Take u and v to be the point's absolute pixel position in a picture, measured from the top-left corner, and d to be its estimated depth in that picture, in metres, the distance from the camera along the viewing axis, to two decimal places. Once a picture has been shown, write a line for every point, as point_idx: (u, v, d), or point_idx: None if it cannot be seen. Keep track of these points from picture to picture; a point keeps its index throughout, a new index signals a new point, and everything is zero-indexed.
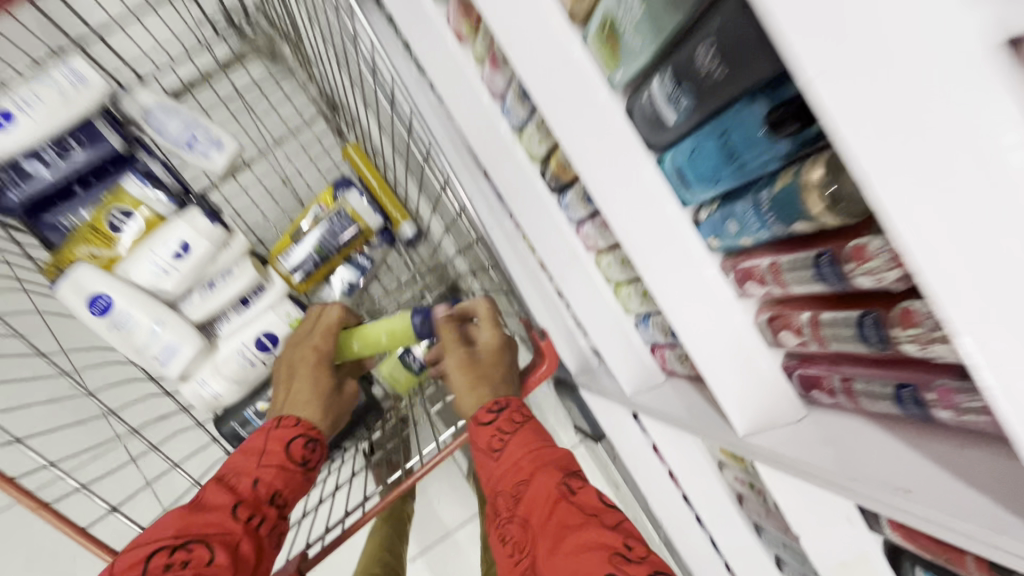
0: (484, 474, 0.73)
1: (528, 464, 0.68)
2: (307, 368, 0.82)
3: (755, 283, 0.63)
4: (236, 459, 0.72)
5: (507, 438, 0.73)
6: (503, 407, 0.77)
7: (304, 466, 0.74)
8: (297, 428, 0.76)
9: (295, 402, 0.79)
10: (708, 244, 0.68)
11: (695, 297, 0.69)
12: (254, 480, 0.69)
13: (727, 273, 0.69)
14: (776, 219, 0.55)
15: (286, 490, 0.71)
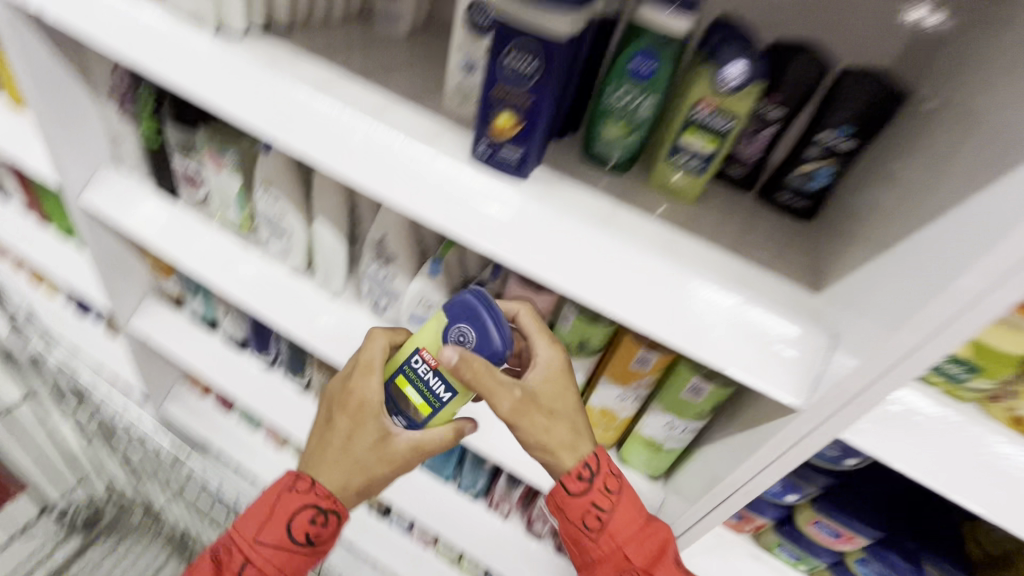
0: (573, 541, 0.68)
1: (630, 548, 0.65)
2: (342, 429, 0.69)
3: (501, 503, 1.05)
4: (241, 524, 0.70)
5: (610, 520, 0.65)
6: (597, 472, 0.65)
7: (308, 545, 0.71)
8: (305, 507, 0.69)
9: (331, 467, 0.69)
10: (469, 496, 1.09)
11: (484, 532, 1.06)
12: (248, 559, 0.69)
13: (489, 508, 1.08)
14: (481, 464, 1.01)
15: (281, 568, 0.70)
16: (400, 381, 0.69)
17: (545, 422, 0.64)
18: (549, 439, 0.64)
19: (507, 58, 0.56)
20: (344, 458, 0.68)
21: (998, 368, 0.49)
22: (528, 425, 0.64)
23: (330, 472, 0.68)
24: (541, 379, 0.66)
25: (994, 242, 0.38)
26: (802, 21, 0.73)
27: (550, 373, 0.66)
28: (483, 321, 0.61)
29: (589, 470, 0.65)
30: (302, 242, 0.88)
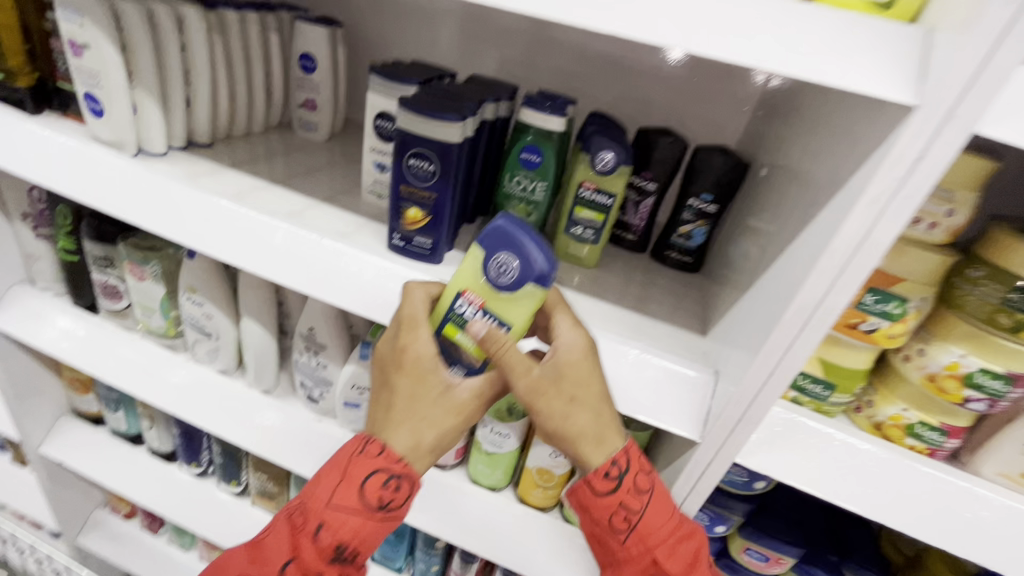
0: (598, 541, 0.65)
1: (660, 553, 0.60)
2: (405, 386, 0.58)
3: None
4: (316, 483, 0.60)
5: (640, 525, 0.60)
6: (626, 471, 0.60)
7: (381, 513, 0.59)
8: (379, 471, 0.58)
9: (396, 427, 0.59)
10: None
11: None
12: (321, 521, 0.58)
13: None
14: (431, 546, 0.99)
15: (355, 542, 0.59)
16: (449, 329, 0.58)
17: (565, 408, 0.57)
18: (575, 425, 0.58)
19: (412, 161, 0.64)
20: (407, 418, 0.59)
21: (845, 382, 0.57)
22: (548, 410, 0.56)
23: (399, 434, 0.58)
24: (573, 360, 0.57)
25: (804, 280, 0.46)
26: (661, 111, 0.88)
27: (574, 354, 0.57)
28: (531, 250, 0.52)
29: (619, 469, 0.59)
30: (230, 341, 0.88)
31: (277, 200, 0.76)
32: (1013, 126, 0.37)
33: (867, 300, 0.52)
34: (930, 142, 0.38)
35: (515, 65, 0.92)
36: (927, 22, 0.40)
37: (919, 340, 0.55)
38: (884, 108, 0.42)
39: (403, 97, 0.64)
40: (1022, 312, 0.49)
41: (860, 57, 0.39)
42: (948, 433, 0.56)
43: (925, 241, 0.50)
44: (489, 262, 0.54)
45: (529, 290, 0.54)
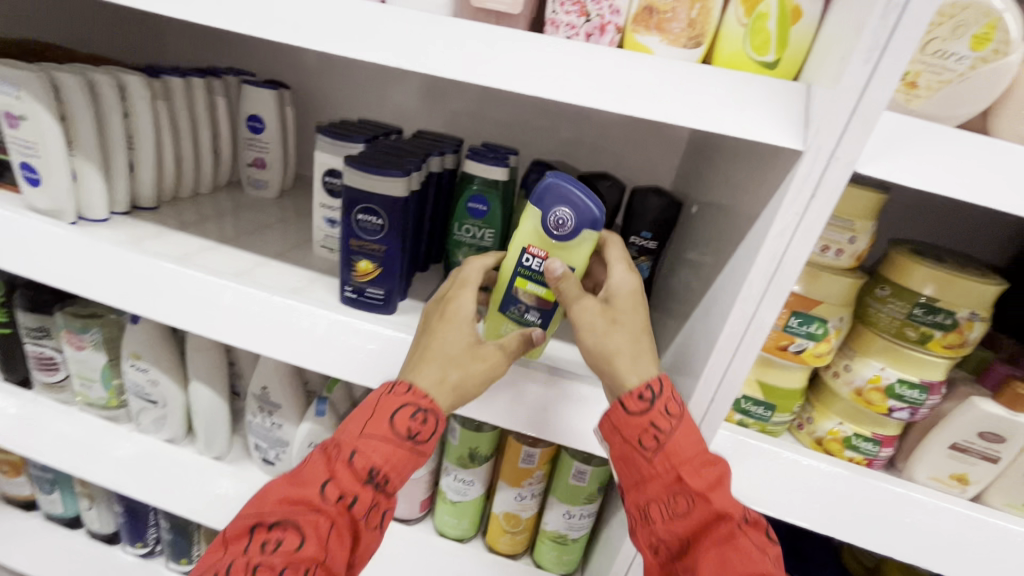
0: (622, 465, 0.56)
1: (689, 473, 0.53)
2: (443, 327, 0.57)
3: None
4: (348, 417, 0.57)
5: (668, 441, 0.53)
6: (657, 394, 0.54)
7: (412, 444, 0.55)
8: (408, 404, 0.55)
9: (427, 362, 0.56)
10: None
11: None
12: (353, 448, 0.54)
13: None
14: None
15: (387, 472, 0.55)
16: (518, 283, 0.60)
17: (607, 326, 0.55)
18: (615, 346, 0.54)
19: (360, 216, 0.66)
20: (440, 356, 0.56)
21: (784, 402, 0.61)
22: (591, 329, 0.55)
23: (430, 371, 0.55)
24: (623, 291, 0.57)
25: (729, 309, 0.49)
26: (599, 157, 0.93)
27: (625, 286, 0.57)
28: (587, 201, 0.56)
29: (648, 391, 0.54)
30: (179, 407, 0.85)
31: (226, 260, 0.76)
32: (887, 164, 0.42)
33: (792, 323, 0.56)
34: (821, 178, 0.43)
35: (459, 121, 0.97)
36: (807, 79, 0.46)
37: (844, 356, 0.59)
38: (782, 153, 0.48)
39: (349, 156, 0.66)
40: (925, 325, 0.54)
41: (752, 112, 0.44)
42: (881, 443, 0.59)
43: (834, 266, 0.55)
44: (544, 217, 0.57)
45: (587, 236, 0.57)
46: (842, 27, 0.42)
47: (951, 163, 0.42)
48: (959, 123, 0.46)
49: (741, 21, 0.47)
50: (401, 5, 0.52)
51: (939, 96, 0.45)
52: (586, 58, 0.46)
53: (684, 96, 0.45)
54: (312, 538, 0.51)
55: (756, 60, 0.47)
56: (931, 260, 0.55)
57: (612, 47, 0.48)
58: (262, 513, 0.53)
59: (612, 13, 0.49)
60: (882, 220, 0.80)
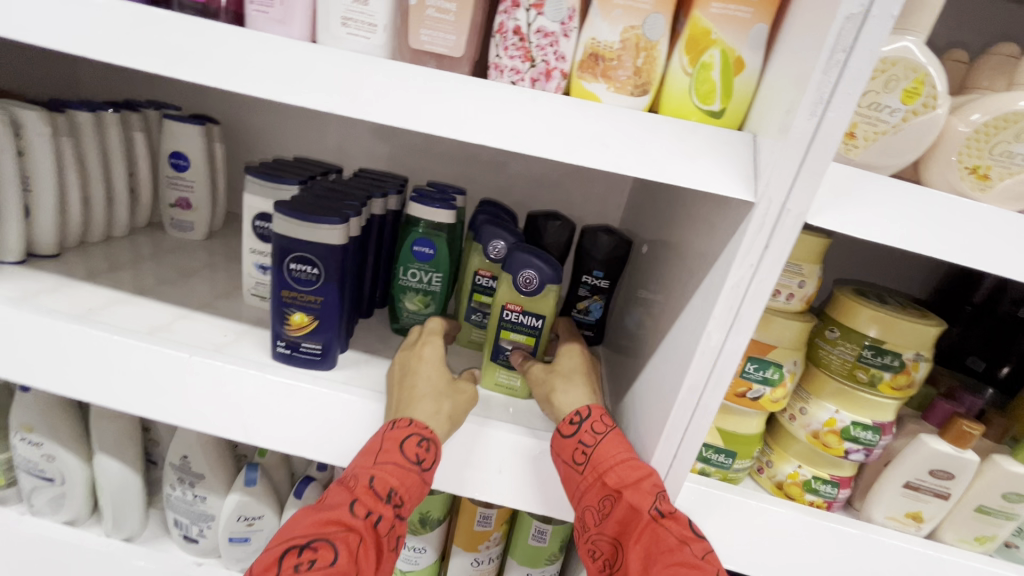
0: (564, 484, 0.56)
1: (612, 479, 0.52)
2: (421, 372, 0.59)
3: None
4: (358, 450, 0.55)
5: (594, 452, 0.54)
6: (587, 418, 0.56)
7: (422, 468, 0.54)
8: (414, 430, 0.53)
9: (417, 399, 0.56)
10: None
11: None
12: (369, 474, 0.52)
13: None
14: None
15: (404, 495, 0.53)
16: (502, 334, 0.65)
17: (545, 373, 0.62)
18: (554, 385, 0.60)
19: (293, 266, 0.61)
20: (429, 392, 0.57)
21: (744, 448, 0.59)
22: (537, 384, 0.61)
23: (423, 404, 0.55)
24: (564, 352, 0.65)
25: (688, 366, 0.48)
26: (549, 196, 0.92)
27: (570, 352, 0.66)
28: (550, 262, 0.63)
29: (579, 416, 0.56)
30: (81, 483, 0.74)
31: (137, 315, 0.67)
32: (834, 217, 0.42)
33: (749, 369, 0.55)
34: (771, 234, 0.42)
35: (403, 161, 0.93)
36: (753, 128, 0.46)
37: (799, 399, 0.59)
38: (731, 203, 0.47)
39: (280, 200, 0.61)
40: (875, 367, 0.54)
41: (700, 163, 0.43)
42: (839, 485, 0.59)
43: (784, 310, 0.55)
44: (514, 278, 0.62)
45: (552, 290, 0.63)
46: (783, 80, 0.42)
47: (893, 213, 0.43)
48: (893, 173, 0.47)
49: (686, 70, 0.46)
50: (334, 45, 0.48)
51: (877, 146, 0.46)
52: (531, 104, 0.45)
53: (634, 146, 0.44)
54: (344, 557, 0.48)
55: (702, 109, 0.46)
56: (875, 302, 0.56)
57: (558, 94, 0.47)
58: (290, 538, 0.49)
59: (558, 60, 0.47)
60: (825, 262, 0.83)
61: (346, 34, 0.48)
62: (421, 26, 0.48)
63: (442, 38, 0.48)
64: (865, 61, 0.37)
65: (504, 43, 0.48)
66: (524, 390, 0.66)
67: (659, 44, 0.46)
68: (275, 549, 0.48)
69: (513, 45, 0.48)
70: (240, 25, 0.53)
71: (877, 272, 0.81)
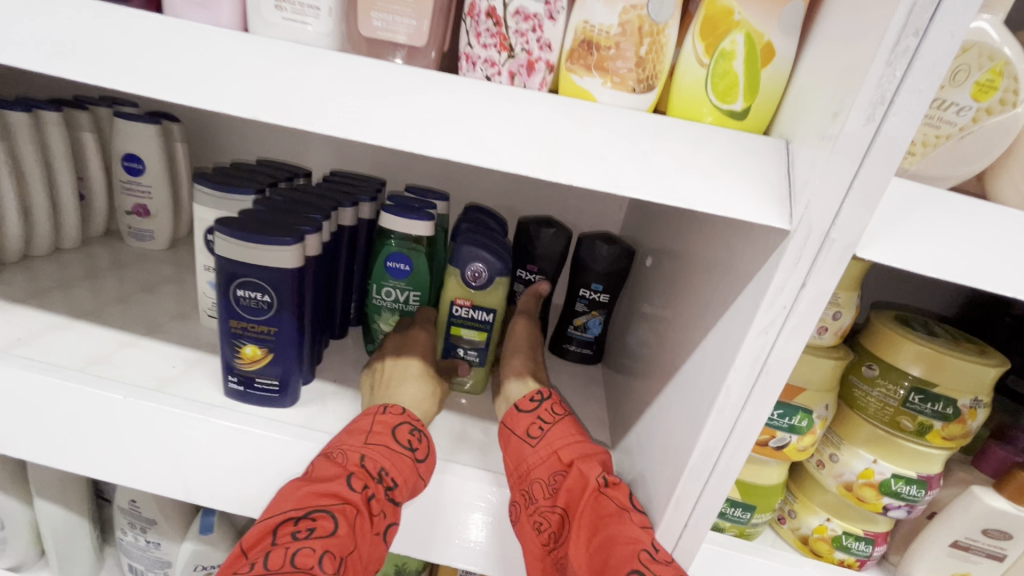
0: (507, 461, 0.52)
1: (567, 454, 0.50)
2: (411, 358, 0.59)
3: None
4: (346, 431, 0.50)
5: (550, 428, 0.52)
6: (546, 398, 0.55)
7: (416, 456, 0.49)
8: (406, 418, 0.51)
9: (410, 386, 0.55)
10: None
11: None
12: (360, 452, 0.47)
13: None
14: None
15: (398, 478, 0.46)
16: (453, 330, 0.63)
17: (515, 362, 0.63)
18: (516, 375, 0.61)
19: (241, 293, 0.52)
20: (418, 380, 0.57)
21: (765, 501, 0.51)
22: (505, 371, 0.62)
23: (414, 392, 0.55)
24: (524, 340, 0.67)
25: (703, 420, 0.40)
26: (543, 198, 0.84)
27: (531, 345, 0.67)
28: (498, 254, 0.61)
29: (539, 395, 0.55)
30: (23, 528, 0.67)
31: (71, 344, 0.59)
32: (891, 247, 0.33)
33: (773, 416, 0.47)
34: (812, 266, 0.34)
35: (382, 162, 0.85)
36: (783, 132, 0.37)
37: (829, 444, 0.51)
38: (755, 229, 0.38)
39: (226, 216, 0.52)
40: (923, 415, 0.46)
41: (719, 181, 0.34)
42: (874, 541, 0.51)
43: (820, 347, 0.47)
44: (460, 272, 0.60)
45: (500, 283, 0.61)
46: (827, 74, 0.34)
47: (963, 235, 0.34)
48: (954, 186, 0.38)
49: (702, 60, 0.37)
50: (269, 35, 0.40)
51: (937, 154, 0.37)
52: (508, 107, 0.36)
53: (636, 156, 0.35)
54: (344, 529, 0.42)
55: (720, 108, 0.37)
56: (920, 334, 0.48)
57: (543, 92, 0.38)
58: (277, 514, 0.43)
59: (542, 49, 0.38)
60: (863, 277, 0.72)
61: (282, 19, 0.39)
62: (373, 9, 0.39)
63: (400, 24, 0.40)
64: (943, 49, 0.28)
65: (477, 28, 0.39)
66: (475, 386, 0.65)
67: (667, 28, 0.37)
68: (269, 517, 0.43)
69: (486, 31, 0.39)
70: (161, 11, 0.44)
71: (901, 282, 0.71)
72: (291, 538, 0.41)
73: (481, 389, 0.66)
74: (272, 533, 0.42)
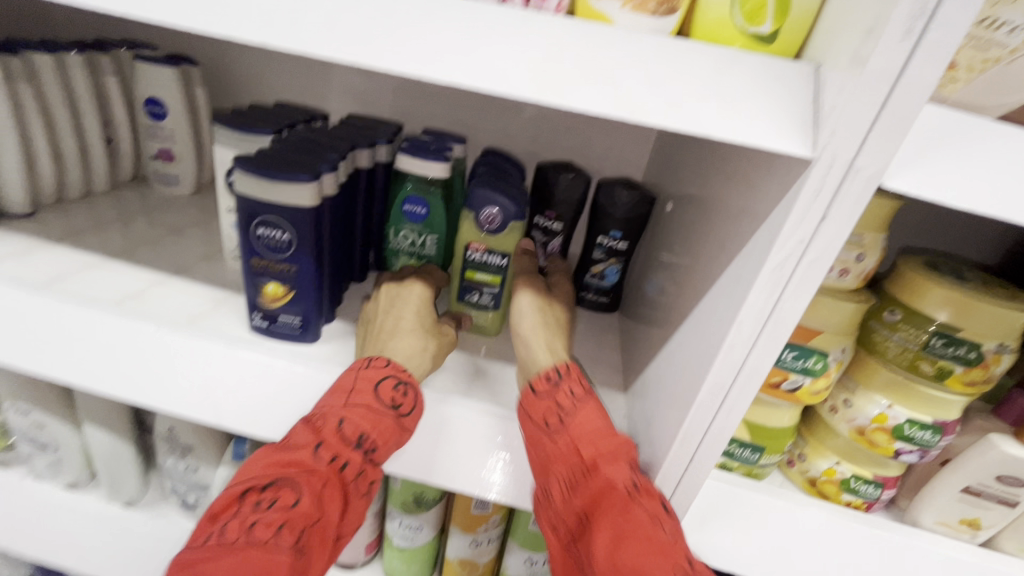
0: (529, 449, 0.51)
1: (587, 449, 0.48)
2: (406, 310, 0.59)
3: None
4: (328, 390, 0.51)
5: (570, 417, 0.50)
6: (564, 377, 0.52)
7: (397, 415, 0.50)
8: (389, 374, 0.51)
9: (401, 339, 0.55)
10: None
11: None
12: (338, 414, 0.48)
13: None
14: None
15: (372, 439, 0.48)
16: (467, 275, 0.63)
17: (536, 324, 0.58)
18: (538, 343, 0.57)
19: (260, 231, 0.53)
20: (411, 331, 0.56)
21: (775, 443, 0.52)
22: (527, 335, 0.58)
23: (405, 342, 0.55)
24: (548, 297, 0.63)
25: (712, 357, 0.40)
26: (563, 143, 0.82)
27: (553, 306, 0.62)
28: (513, 198, 0.60)
29: (555, 373, 0.53)
30: (76, 451, 0.73)
31: (105, 281, 0.62)
32: (923, 176, 0.32)
33: (787, 358, 0.47)
34: (834, 197, 0.33)
35: (400, 105, 0.83)
36: (814, 57, 0.35)
37: (844, 389, 0.51)
38: (778, 162, 0.37)
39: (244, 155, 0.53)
40: (942, 359, 0.45)
41: (741, 108, 0.33)
42: (883, 485, 0.51)
43: (839, 290, 0.46)
44: (474, 214, 0.60)
45: (515, 227, 0.61)
46: None
47: (1006, 164, 0.31)
48: (999, 117, 0.36)
49: None
50: None
51: (981, 81, 0.34)
52: (521, 30, 0.34)
53: (654, 81, 0.33)
54: (309, 498, 0.45)
55: (747, 32, 0.36)
56: (948, 278, 0.46)
57: (559, 15, 0.36)
58: (249, 479, 0.46)
59: None
60: (895, 225, 0.69)
61: None
62: None
63: None
64: None
65: None
66: (491, 328, 0.66)
67: None
68: (241, 480, 0.46)
69: None
70: None
71: (940, 226, 0.67)
72: (256, 504, 0.44)
73: (497, 332, 0.67)
74: (241, 497, 0.45)
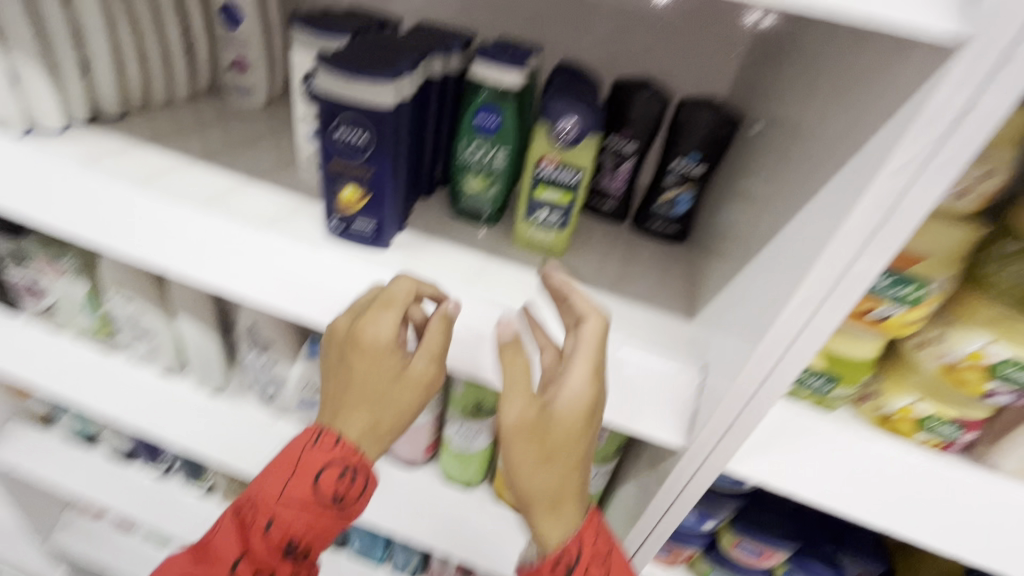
0: None
1: None
2: (358, 366, 0.52)
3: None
4: (264, 474, 0.56)
5: None
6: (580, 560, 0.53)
7: (337, 507, 0.56)
8: (336, 457, 0.54)
9: (350, 411, 0.53)
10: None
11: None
12: (271, 516, 0.55)
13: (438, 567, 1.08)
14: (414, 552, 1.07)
15: (310, 537, 0.57)
16: (536, 191, 0.62)
17: (535, 464, 0.51)
18: (538, 497, 0.52)
19: (339, 132, 0.54)
20: (367, 401, 0.53)
21: (852, 375, 0.50)
22: (521, 451, 0.51)
23: (352, 419, 0.53)
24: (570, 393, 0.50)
25: (817, 257, 0.39)
26: (641, 59, 0.77)
27: (577, 402, 0.50)
28: (591, 109, 0.57)
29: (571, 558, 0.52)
30: (169, 340, 0.80)
31: (193, 181, 0.65)
32: None
33: (882, 285, 0.44)
34: (990, 78, 0.31)
35: (472, 14, 0.80)
36: None
37: (937, 325, 0.48)
38: (914, 53, 0.34)
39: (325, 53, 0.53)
40: None
41: None
42: (965, 427, 0.49)
43: (952, 213, 0.42)
44: (550, 126, 0.58)
45: (590, 142, 0.59)
46: None
47: None
48: None
49: None
50: None
51: None
52: None
53: None
54: None
55: None
56: None
57: None
58: None
59: None
60: None
61: None
62: None
63: None
64: None
65: None
66: (554, 249, 0.66)
67: None
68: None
69: None
70: None
71: None
72: None
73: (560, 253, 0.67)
74: None
